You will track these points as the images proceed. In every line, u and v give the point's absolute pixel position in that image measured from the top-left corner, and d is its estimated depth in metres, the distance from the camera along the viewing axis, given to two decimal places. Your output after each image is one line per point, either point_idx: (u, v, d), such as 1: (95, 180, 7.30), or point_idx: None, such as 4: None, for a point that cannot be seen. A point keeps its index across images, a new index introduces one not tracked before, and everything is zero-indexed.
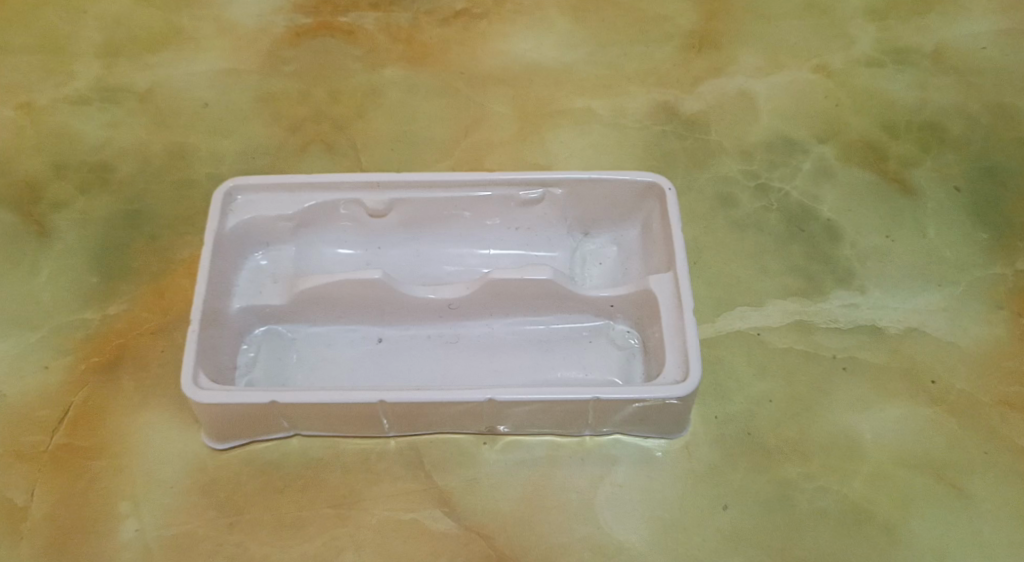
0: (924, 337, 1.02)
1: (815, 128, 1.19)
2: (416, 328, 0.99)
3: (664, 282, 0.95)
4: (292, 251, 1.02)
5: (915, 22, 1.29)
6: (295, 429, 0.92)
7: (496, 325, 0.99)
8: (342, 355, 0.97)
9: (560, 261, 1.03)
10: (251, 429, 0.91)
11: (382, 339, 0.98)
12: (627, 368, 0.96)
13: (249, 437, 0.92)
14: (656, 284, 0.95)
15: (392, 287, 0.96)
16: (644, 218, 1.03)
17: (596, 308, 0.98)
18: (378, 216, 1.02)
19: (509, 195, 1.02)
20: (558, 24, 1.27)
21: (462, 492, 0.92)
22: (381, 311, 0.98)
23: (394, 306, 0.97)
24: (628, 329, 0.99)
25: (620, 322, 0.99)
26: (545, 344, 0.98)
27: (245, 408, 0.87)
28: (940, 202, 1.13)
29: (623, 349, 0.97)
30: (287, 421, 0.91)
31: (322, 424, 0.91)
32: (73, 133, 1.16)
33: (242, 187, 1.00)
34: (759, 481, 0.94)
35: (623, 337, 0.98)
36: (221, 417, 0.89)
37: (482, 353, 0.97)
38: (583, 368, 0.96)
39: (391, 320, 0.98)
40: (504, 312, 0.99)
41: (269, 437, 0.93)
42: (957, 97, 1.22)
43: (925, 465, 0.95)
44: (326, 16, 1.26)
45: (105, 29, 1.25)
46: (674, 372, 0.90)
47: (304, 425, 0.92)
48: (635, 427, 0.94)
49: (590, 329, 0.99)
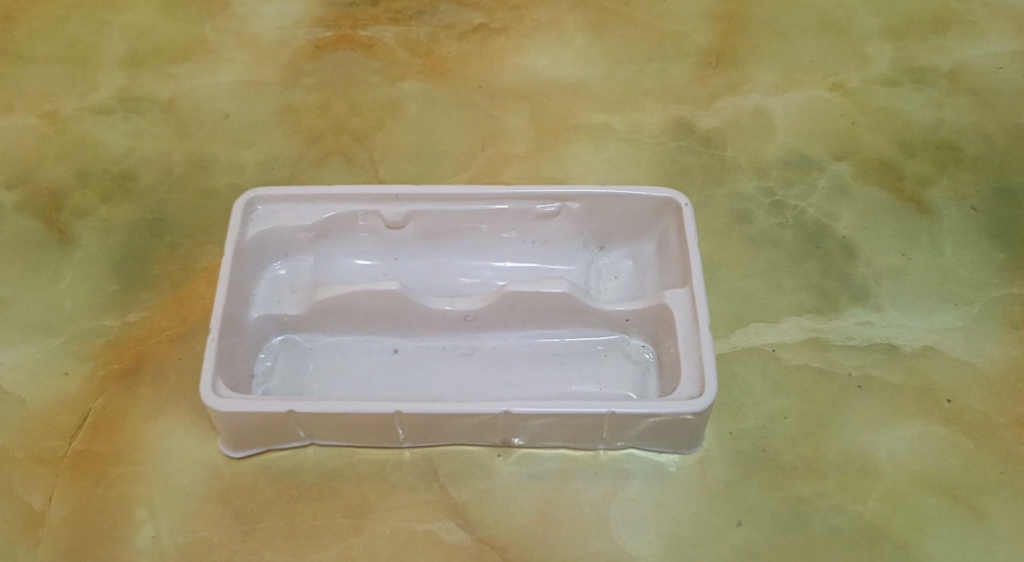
0: (940, 356, 1.02)
1: (832, 145, 1.19)
2: (432, 340, 0.99)
3: (680, 297, 0.95)
4: (310, 261, 1.03)
5: (932, 42, 1.29)
6: (310, 438, 0.93)
7: (511, 338, 0.99)
8: (359, 365, 0.98)
9: (575, 274, 1.04)
10: (268, 438, 0.92)
11: (397, 350, 0.99)
12: (641, 382, 0.96)
13: (265, 445, 0.93)
14: (672, 299, 0.95)
15: (408, 298, 0.97)
16: (659, 233, 1.04)
17: (611, 323, 0.98)
18: (396, 227, 1.03)
19: (526, 209, 1.03)
20: (576, 40, 1.28)
21: (475, 504, 0.92)
22: (396, 322, 0.98)
23: (410, 317, 0.98)
24: (642, 344, 0.99)
25: (634, 336, 0.99)
26: (560, 357, 0.98)
27: (262, 417, 0.88)
28: (956, 221, 1.13)
29: (638, 364, 0.98)
30: (304, 430, 0.91)
31: (339, 433, 0.92)
32: (96, 142, 1.17)
33: (262, 197, 1.01)
34: (773, 498, 0.94)
35: (638, 351, 0.99)
36: (239, 425, 0.89)
37: (497, 366, 0.98)
38: (598, 382, 0.96)
39: (407, 331, 0.99)
40: (519, 325, 0.99)
41: (285, 445, 0.94)
42: (974, 116, 1.22)
43: (940, 485, 0.95)
44: (346, 30, 1.28)
45: (129, 40, 1.26)
46: (689, 387, 0.90)
47: (320, 434, 0.92)
48: (649, 442, 0.94)
49: (605, 343, 0.99)
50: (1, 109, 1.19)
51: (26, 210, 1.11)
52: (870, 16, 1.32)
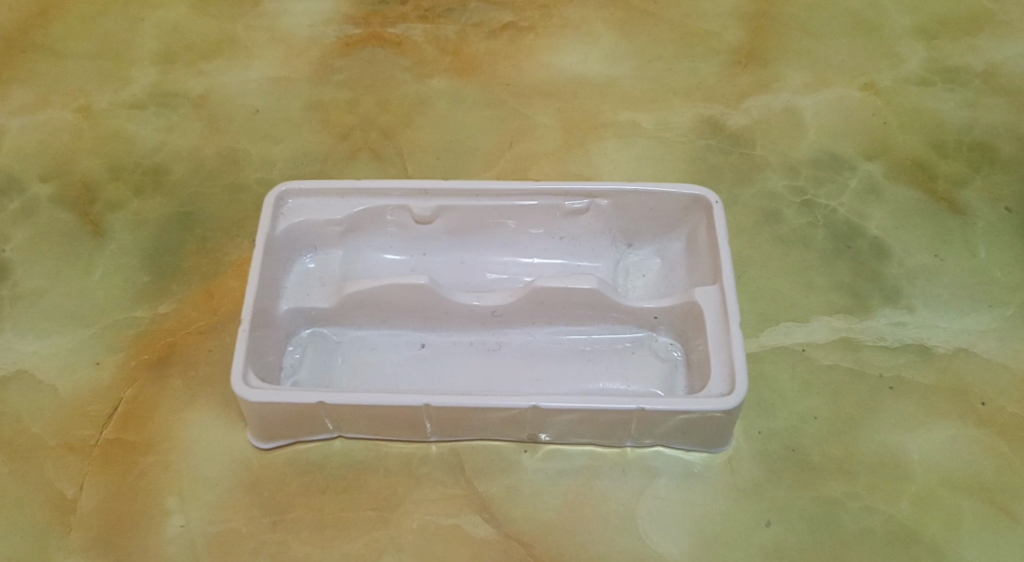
0: (973, 357, 1.01)
1: (863, 145, 1.18)
2: (459, 335, 0.99)
3: (710, 294, 0.95)
4: (339, 255, 1.03)
5: (966, 41, 1.28)
6: (338, 431, 0.93)
7: (538, 334, 0.99)
8: (386, 359, 0.98)
9: (603, 271, 1.04)
10: (296, 429, 0.92)
11: (425, 345, 0.99)
12: (669, 381, 0.96)
13: (293, 437, 0.93)
14: (702, 296, 0.95)
15: (437, 293, 0.97)
16: (688, 231, 1.03)
17: (639, 320, 0.98)
18: (424, 222, 1.03)
19: (555, 205, 1.02)
20: (604, 38, 1.28)
21: (502, 499, 0.92)
22: (424, 316, 0.98)
23: (438, 312, 0.98)
24: (670, 342, 0.98)
25: (663, 334, 0.98)
26: (588, 354, 0.98)
27: (292, 408, 0.88)
28: (991, 222, 1.11)
29: (666, 361, 0.97)
30: (333, 423, 0.91)
31: (367, 427, 0.92)
32: (129, 137, 1.18)
33: (293, 191, 1.01)
34: (804, 498, 0.93)
35: (666, 349, 0.98)
36: (268, 417, 0.90)
37: (525, 362, 0.97)
38: (625, 379, 0.96)
39: (435, 326, 0.99)
40: (547, 321, 0.99)
41: (313, 438, 0.94)
42: (1008, 117, 1.21)
43: (973, 487, 0.93)
44: (375, 27, 1.28)
45: (162, 36, 1.27)
46: (720, 384, 0.90)
47: (349, 427, 0.92)
48: (677, 440, 0.93)
49: (633, 340, 0.99)
50: (36, 104, 1.21)
51: (60, 203, 1.12)
52: (902, 16, 1.30)
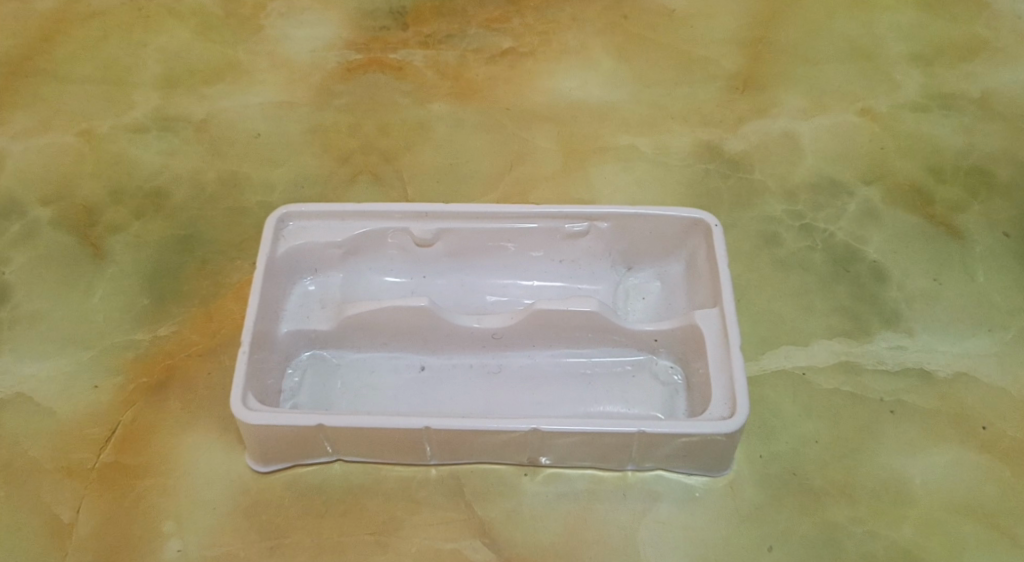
0: (973, 382, 1.01)
1: (862, 170, 1.18)
2: (458, 358, 0.99)
3: (710, 317, 0.95)
4: (340, 278, 1.03)
5: (962, 68, 1.29)
6: (337, 454, 0.93)
7: (538, 357, 0.99)
8: (386, 382, 0.97)
9: (603, 294, 1.04)
10: (295, 453, 0.92)
11: (424, 368, 0.99)
12: (670, 405, 0.95)
13: (291, 461, 0.93)
14: (702, 319, 0.95)
15: (437, 315, 0.97)
16: (688, 254, 1.03)
17: (639, 343, 0.98)
18: (425, 245, 1.03)
19: (555, 228, 1.02)
20: (604, 63, 1.29)
21: (502, 523, 0.92)
22: (424, 339, 0.98)
23: (438, 334, 0.98)
24: (671, 365, 0.98)
25: (663, 357, 0.98)
26: (588, 377, 0.98)
27: (292, 430, 0.88)
28: (989, 246, 1.12)
29: (667, 385, 0.97)
30: (332, 445, 0.91)
31: (366, 450, 0.91)
32: (131, 160, 1.19)
33: (295, 214, 1.02)
34: (806, 523, 0.92)
35: (666, 372, 0.98)
36: (268, 439, 0.89)
37: (525, 385, 0.97)
38: (626, 402, 0.96)
39: (434, 349, 0.99)
40: (547, 344, 0.99)
41: (312, 461, 0.93)
42: (1003, 142, 1.22)
43: (976, 511, 0.93)
44: (376, 52, 1.29)
45: (164, 61, 1.28)
46: (721, 408, 0.89)
47: (348, 450, 0.92)
48: (678, 463, 0.93)
49: (634, 363, 0.98)
50: (38, 128, 1.21)
51: (61, 227, 1.12)
52: (898, 43, 1.31)
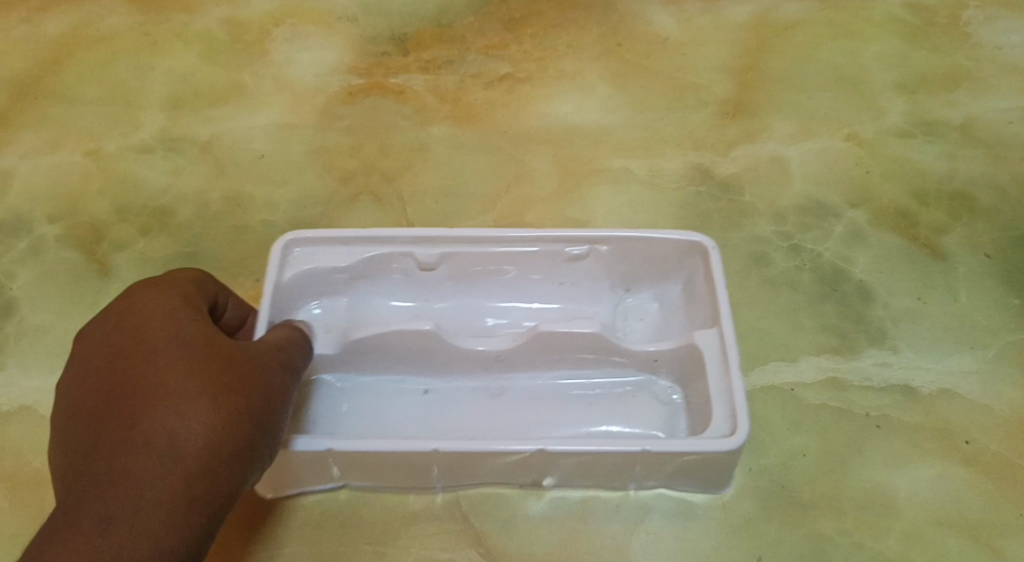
0: (957, 398, 1.04)
1: (847, 193, 1.22)
2: (461, 381, 1.01)
3: (710, 338, 0.97)
4: (345, 302, 1.06)
5: (945, 96, 1.33)
6: (344, 480, 0.94)
7: (541, 378, 1.02)
8: (391, 404, 1.00)
9: (603, 315, 1.07)
10: (302, 479, 0.93)
11: (429, 391, 1.01)
12: (670, 424, 0.98)
13: (298, 487, 0.95)
14: (702, 338, 0.97)
15: (442, 339, 1.00)
16: (686, 275, 1.06)
17: (640, 363, 1.01)
18: (428, 268, 1.06)
19: (556, 251, 1.05)
20: (598, 89, 1.33)
21: (496, 534, 0.94)
22: (428, 362, 1.01)
23: (442, 358, 1.01)
24: (671, 385, 1.01)
25: (663, 377, 1.01)
26: (589, 399, 1.00)
27: (301, 456, 0.90)
28: (971, 267, 1.15)
29: (666, 405, 0.99)
30: (338, 471, 0.93)
31: (373, 475, 0.93)
32: (137, 179, 1.22)
33: (300, 240, 1.04)
34: (794, 535, 0.95)
35: (666, 392, 1.00)
36: (277, 465, 0.91)
37: (529, 404, 1.00)
38: (628, 421, 0.98)
39: (439, 371, 1.01)
40: (549, 366, 1.02)
41: (318, 488, 0.95)
42: (985, 167, 1.25)
43: (959, 523, 0.96)
44: (378, 77, 1.33)
45: (171, 84, 1.31)
46: (721, 426, 0.91)
47: (355, 476, 0.94)
48: (681, 481, 0.95)
49: (635, 383, 1.01)
50: (46, 147, 1.24)
51: (68, 243, 1.15)
52: (883, 72, 1.36)
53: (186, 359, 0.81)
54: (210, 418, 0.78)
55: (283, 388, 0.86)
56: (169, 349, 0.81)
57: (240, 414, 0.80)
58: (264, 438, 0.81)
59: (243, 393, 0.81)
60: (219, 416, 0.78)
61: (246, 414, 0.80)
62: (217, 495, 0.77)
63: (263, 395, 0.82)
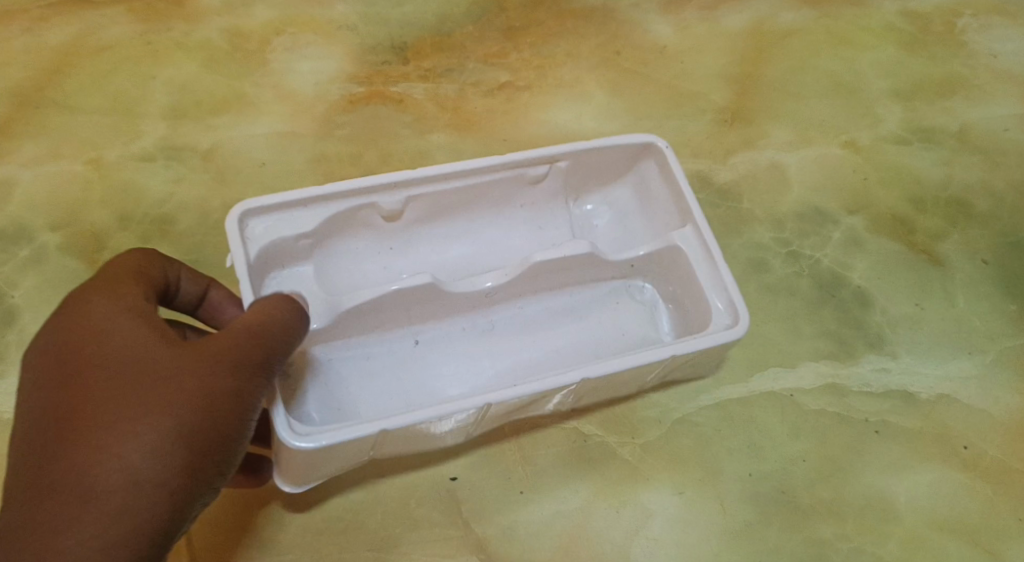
0: (955, 403, 1.05)
1: (845, 199, 1.23)
2: (450, 323, 1.04)
3: (686, 236, 1.03)
4: (311, 269, 1.02)
5: (940, 104, 1.34)
6: (373, 455, 0.92)
7: (526, 308, 1.07)
8: (384, 367, 1.01)
9: (565, 230, 1.11)
10: (335, 464, 0.89)
11: (418, 343, 1.03)
12: (654, 323, 1.07)
13: (325, 472, 0.91)
14: (680, 239, 1.03)
15: (439, 289, 1.01)
16: (638, 175, 1.12)
17: (619, 271, 1.08)
18: (393, 216, 1.04)
19: (520, 175, 1.07)
20: (596, 97, 1.34)
21: (498, 540, 0.94)
22: (417, 315, 1.03)
23: (436, 305, 1.02)
24: (645, 284, 1.09)
25: (639, 279, 1.09)
26: (574, 312, 1.07)
27: (348, 443, 0.85)
28: (969, 273, 1.16)
29: (644, 304, 1.08)
30: (374, 449, 0.90)
31: (408, 444, 0.91)
32: (139, 188, 1.22)
33: (252, 210, 0.97)
34: (793, 539, 0.96)
35: (642, 292, 1.09)
36: (316, 458, 0.86)
37: (517, 334, 1.05)
38: (613, 331, 1.06)
39: (424, 322, 1.03)
40: (535, 293, 1.07)
41: (343, 466, 0.92)
42: (981, 173, 1.27)
43: (956, 527, 0.98)
44: (378, 85, 1.33)
45: (172, 94, 1.31)
46: (723, 318, 0.98)
47: (385, 450, 0.91)
48: (683, 371, 1.00)
49: (613, 289, 1.09)
50: (47, 156, 1.24)
51: (70, 252, 1.17)
52: (881, 79, 1.36)
53: (122, 383, 0.75)
54: (135, 451, 0.73)
55: (238, 398, 0.79)
56: (102, 369, 0.76)
57: (177, 447, 0.74)
58: (205, 472, 0.76)
59: (180, 424, 0.75)
60: (150, 449, 0.73)
61: (176, 441, 0.74)
62: (142, 533, 0.72)
63: (202, 415, 0.76)
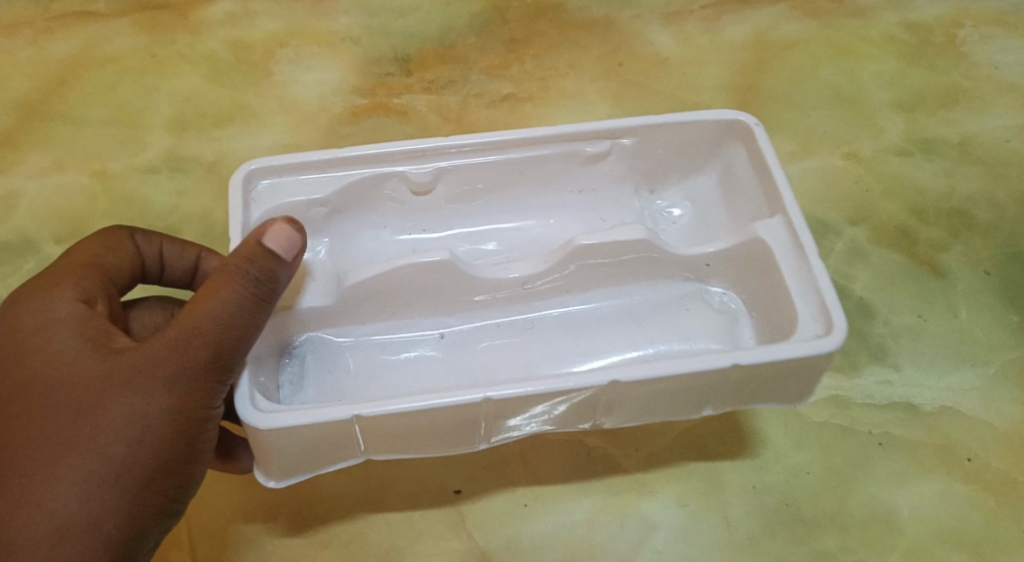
0: (958, 415, 1.05)
1: (847, 211, 1.23)
2: (485, 317, 1.03)
3: (774, 226, 0.97)
4: (327, 242, 1.04)
5: (942, 115, 1.34)
6: (368, 454, 0.89)
7: (573, 302, 1.04)
8: (413, 360, 1.00)
9: (633, 218, 1.08)
10: (320, 459, 0.87)
11: (445, 335, 1.02)
12: (733, 332, 1.00)
13: (314, 469, 0.88)
14: (765, 229, 0.97)
15: (459, 268, 1.00)
16: (723, 163, 1.08)
17: (690, 268, 1.03)
18: (422, 189, 1.04)
19: (576, 151, 1.05)
20: (598, 109, 1.34)
21: (502, 552, 0.95)
22: (441, 302, 1.02)
23: (461, 288, 1.02)
24: (724, 292, 1.03)
25: (715, 283, 1.04)
26: (639, 317, 1.03)
27: (320, 429, 0.83)
28: (971, 285, 1.16)
29: (725, 313, 1.02)
30: (363, 445, 0.87)
31: (402, 445, 0.88)
32: (143, 200, 1.23)
33: (260, 172, 0.99)
34: (798, 552, 0.96)
35: (720, 299, 1.03)
36: (291, 444, 0.84)
37: (568, 333, 1.02)
38: (686, 336, 1.01)
39: (457, 310, 1.03)
40: (582, 289, 1.04)
41: (336, 465, 0.89)
42: (983, 185, 1.27)
43: (960, 540, 0.97)
44: (381, 97, 1.33)
45: (176, 105, 1.31)
46: (815, 325, 0.90)
47: (381, 450, 0.88)
48: (764, 399, 0.92)
49: (686, 295, 1.04)
50: (52, 168, 1.25)
51: None
52: (883, 90, 1.37)
53: (45, 423, 0.77)
54: (62, 496, 0.76)
55: (162, 415, 0.78)
56: (21, 405, 0.78)
57: (107, 482, 0.77)
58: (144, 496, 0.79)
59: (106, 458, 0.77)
60: (80, 489, 0.76)
61: (105, 481, 0.77)
62: None
63: (133, 448, 0.78)
